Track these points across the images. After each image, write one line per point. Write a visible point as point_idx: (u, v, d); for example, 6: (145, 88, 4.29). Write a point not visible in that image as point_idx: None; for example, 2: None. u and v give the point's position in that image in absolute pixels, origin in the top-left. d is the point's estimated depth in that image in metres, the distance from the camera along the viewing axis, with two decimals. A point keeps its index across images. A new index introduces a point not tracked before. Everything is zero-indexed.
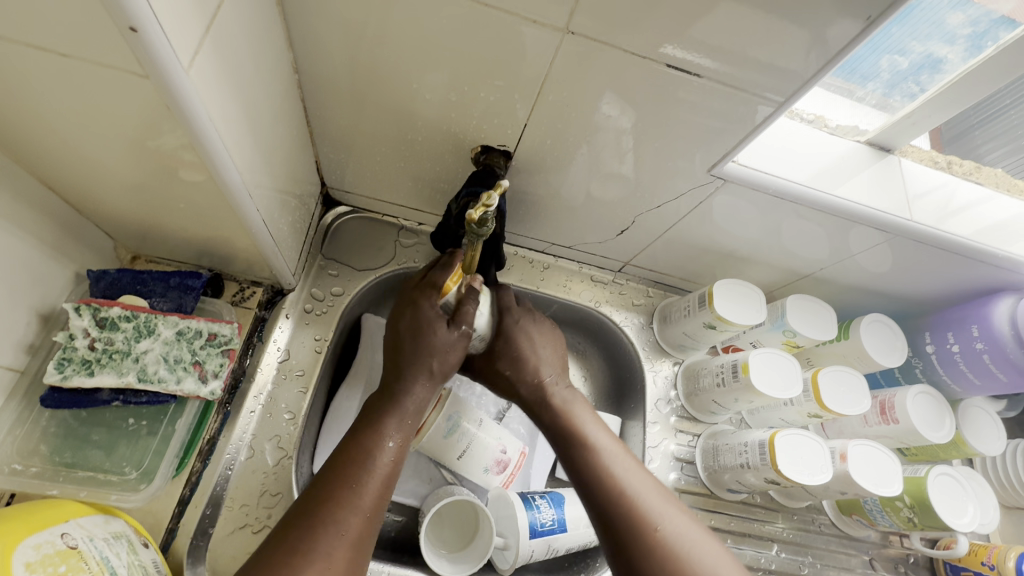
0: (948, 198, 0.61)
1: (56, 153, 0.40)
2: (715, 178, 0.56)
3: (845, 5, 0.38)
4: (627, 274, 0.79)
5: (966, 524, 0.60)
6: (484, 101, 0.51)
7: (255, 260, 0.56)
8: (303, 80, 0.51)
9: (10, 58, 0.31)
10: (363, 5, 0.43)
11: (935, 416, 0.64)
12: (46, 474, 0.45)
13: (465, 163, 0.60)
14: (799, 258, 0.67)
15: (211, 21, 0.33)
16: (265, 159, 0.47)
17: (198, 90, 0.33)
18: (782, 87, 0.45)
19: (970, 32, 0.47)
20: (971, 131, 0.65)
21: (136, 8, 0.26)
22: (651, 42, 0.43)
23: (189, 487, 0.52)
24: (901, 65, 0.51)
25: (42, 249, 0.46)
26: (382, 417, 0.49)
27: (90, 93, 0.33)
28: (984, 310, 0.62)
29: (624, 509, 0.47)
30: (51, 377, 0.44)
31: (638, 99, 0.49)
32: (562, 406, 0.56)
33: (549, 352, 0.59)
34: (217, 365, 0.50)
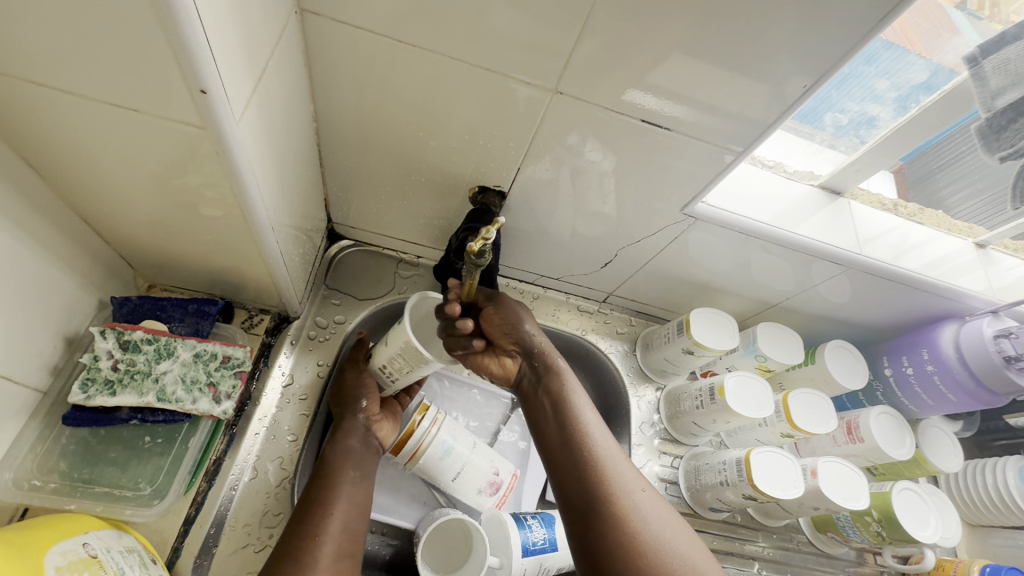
0: (899, 240, 0.68)
1: (100, 191, 0.45)
2: (687, 217, 0.63)
3: (792, 69, 0.46)
4: (611, 305, 0.84)
5: (930, 535, 0.65)
6: (482, 148, 0.57)
7: (266, 289, 0.60)
8: (320, 127, 0.57)
9: (85, 111, 0.36)
10: (380, 65, 0.49)
11: (896, 435, 0.70)
12: (64, 490, 0.48)
13: (463, 201, 0.65)
14: (767, 289, 0.73)
15: (256, 83, 0.39)
16: (285, 197, 0.52)
17: (244, 139, 0.39)
18: (742, 138, 0.52)
19: (896, 95, 0.55)
20: (933, 174, 0.66)
21: (208, 75, 0.32)
22: (629, 99, 0.50)
23: (195, 506, 0.54)
24: (842, 121, 0.59)
25: (73, 277, 0.50)
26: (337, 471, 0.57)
27: (148, 141, 0.38)
28: (933, 336, 0.69)
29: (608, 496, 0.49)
30: (75, 397, 0.48)
31: (618, 147, 0.55)
32: (561, 393, 0.57)
33: (541, 338, 0.60)
34: (231, 386, 0.54)
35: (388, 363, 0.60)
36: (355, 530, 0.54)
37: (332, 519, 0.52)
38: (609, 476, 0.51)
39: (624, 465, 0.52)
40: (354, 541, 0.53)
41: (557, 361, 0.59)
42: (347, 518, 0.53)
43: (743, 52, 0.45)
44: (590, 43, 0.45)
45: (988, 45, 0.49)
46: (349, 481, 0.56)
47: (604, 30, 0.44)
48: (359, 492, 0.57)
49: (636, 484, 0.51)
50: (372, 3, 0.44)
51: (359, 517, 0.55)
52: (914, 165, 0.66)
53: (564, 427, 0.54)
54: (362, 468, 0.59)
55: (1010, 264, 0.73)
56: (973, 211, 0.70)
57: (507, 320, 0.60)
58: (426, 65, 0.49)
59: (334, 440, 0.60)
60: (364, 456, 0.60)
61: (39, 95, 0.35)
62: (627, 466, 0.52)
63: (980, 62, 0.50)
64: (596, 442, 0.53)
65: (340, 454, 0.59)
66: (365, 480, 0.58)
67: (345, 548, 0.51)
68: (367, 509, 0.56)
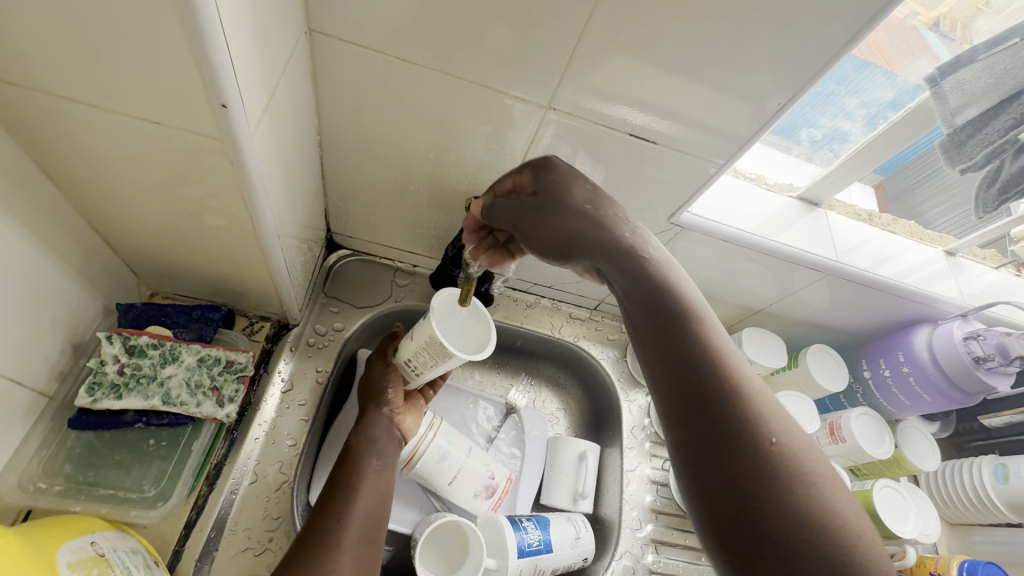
0: (877, 251, 0.72)
1: (111, 200, 0.47)
2: (673, 226, 0.66)
3: (769, 85, 0.49)
4: (602, 311, 0.87)
5: (909, 531, 0.67)
6: (479, 160, 0.60)
7: (268, 297, 0.62)
8: (323, 140, 0.59)
9: (107, 124, 0.38)
10: (382, 81, 0.52)
11: (876, 434, 0.73)
12: (69, 492, 0.49)
13: (460, 211, 0.68)
14: (751, 296, 0.77)
15: (269, 99, 0.41)
16: (290, 206, 0.54)
17: (257, 150, 0.41)
18: (724, 151, 0.56)
19: (865, 112, 0.59)
20: (912, 189, 0.70)
21: (229, 91, 0.34)
22: (617, 115, 0.53)
23: (196, 510, 0.54)
24: (817, 137, 0.63)
25: (81, 283, 0.52)
26: (359, 460, 0.59)
27: (164, 151, 0.40)
28: (907, 339, 0.73)
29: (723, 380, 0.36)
30: (82, 400, 0.49)
31: (608, 160, 0.59)
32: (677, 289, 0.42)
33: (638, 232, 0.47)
34: (234, 390, 0.56)
35: (413, 356, 0.61)
36: (377, 516, 0.57)
37: (356, 506, 0.55)
38: (755, 414, 0.35)
39: (775, 408, 0.36)
40: (376, 526, 0.55)
41: (674, 280, 0.42)
42: (370, 505, 0.56)
43: (724, 71, 0.49)
44: (581, 62, 0.49)
45: (947, 67, 0.52)
46: (372, 470, 0.59)
47: (595, 51, 0.48)
48: (382, 481, 0.59)
49: (785, 416, 0.36)
50: (377, 25, 0.47)
51: (382, 504, 0.58)
52: (893, 182, 0.71)
53: (701, 356, 0.38)
54: (385, 458, 0.61)
55: (979, 271, 0.77)
56: (950, 223, 0.74)
57: (546, 219, 0.48)
58: (427, 82, 0.52)
59: (358, 430, 0.62)
60: (387, 446, 0.62)
61: (65, 108, 0.37)
62: (778, 408, 0.36)
63: (939, 82, 0.52)
64: (732, 365, 0.37)
65: (364, 444, 0.61)
66: (387, 469, 0.60)
67: (367, 533, 0.54)
68: (389, 497, 0.59)
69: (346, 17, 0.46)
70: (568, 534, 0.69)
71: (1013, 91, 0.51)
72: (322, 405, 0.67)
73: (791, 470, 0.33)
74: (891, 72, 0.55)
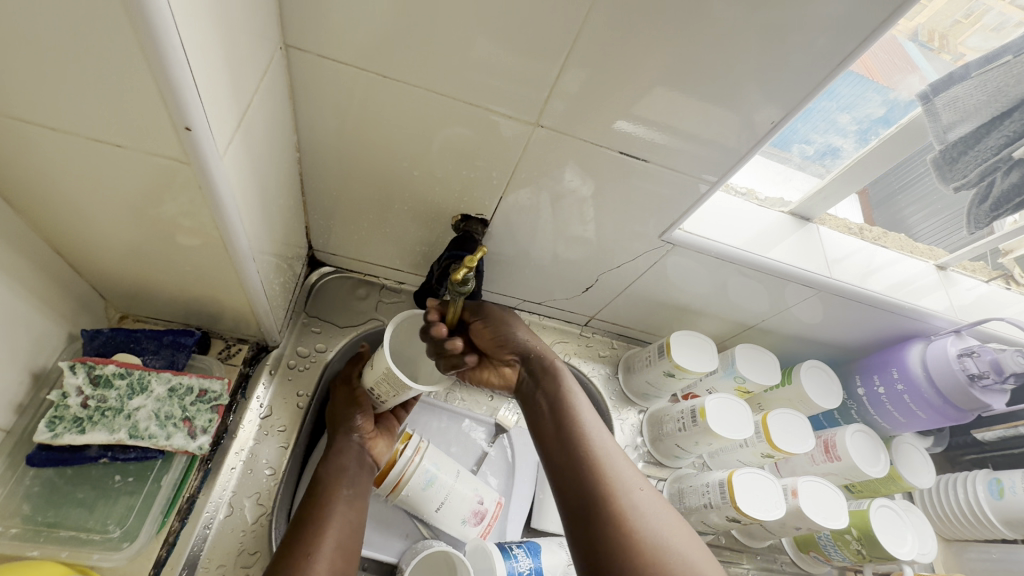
0: (866, 261, 0.71)
1: (72, 222, 0.44)
2: (665, 243, 0.64)
3: (763, 98, 0.48)
4: (593, 328, 0.85)
5: (907, 552, 0.66)
6: (465, 177, 0.58)
7: (244, 319, 0.59)
8: (303, 156, 0.57)
9: (65, 146, 0.36)
10: (362, 98, 0.50)
11: (871, 452, 0.72)
12: (27, 535, 0.46)
13: (445, 229, 0.66)
14: (745, 311, 0.75)
15: (240, 120, 0.39)
16: (267, 227, 0.52)
17: (227, 172, 0.39)
18: (716, 168, 0.55)
19: (857, 128, 0.58)
20: (894, 196, 0.71)
21: (194, 114, 0.32)
22: (606, 130, 0.52)
23: (166, 548, 0.51)
24: (809, 152, 0.62)
25: (43, 310, 0.49)
26: (330, 498, 0.58)
27: (128, 174, 0.38)
28: (901, 355, 0.72)
29: (565, 430, 0.55)
30: (41, 436, 0.47)
31: (596, 175, 0.57)
32: (542, 359, 0.62)
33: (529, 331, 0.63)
34: (206, 421, 0.53)
35: (375, 386, 0.59)
36: (348, 547, 0.56)
37: (326, 538, 0.54)
38: (605, 476, 0.51)
39: (624, 466, 0.53)
40: (348, 558, 0.55)
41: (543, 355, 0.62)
42: (340, 536, 0.55)
43: (715, 85, 0.47)
44: (570, 76, 0.47)
45: (939, 83, 0.51)
46: (342, 499, 0.58)
47: (585, 64, 0.46)
48: (353, 510, 0.58)
49: (631, 473, 0.53)
50: (356, 39, 0.45)
51: (354, 535, 0.57)
52: (877, 186, 0.70)
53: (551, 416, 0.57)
54: (354, 486, 0.60)
55: (969, 284, 0.77)
56: (930, 231, 0.74)
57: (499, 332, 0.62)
58: (410, 97, 0.50)
59: (327, 460, 0.61)
60: (358, 474, 0.61)
61: (20, 131, 0.35)
62: (626, 465, 0.53)
63: (931, 98, 0.52)
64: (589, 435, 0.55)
65: (333, 474, 0.60)
66: (358, 498, 0.59)
67: (338, 566, 0.54)
68: (360, 527, 0.58)
69: (325, 31, 0.44)
70: (561, 560, 0.67)
71: (1005, 109, 0.50)
72: (302, 430, 0.64)
73: (629, 525, 0.48)
74: (883, 88, 0.54)
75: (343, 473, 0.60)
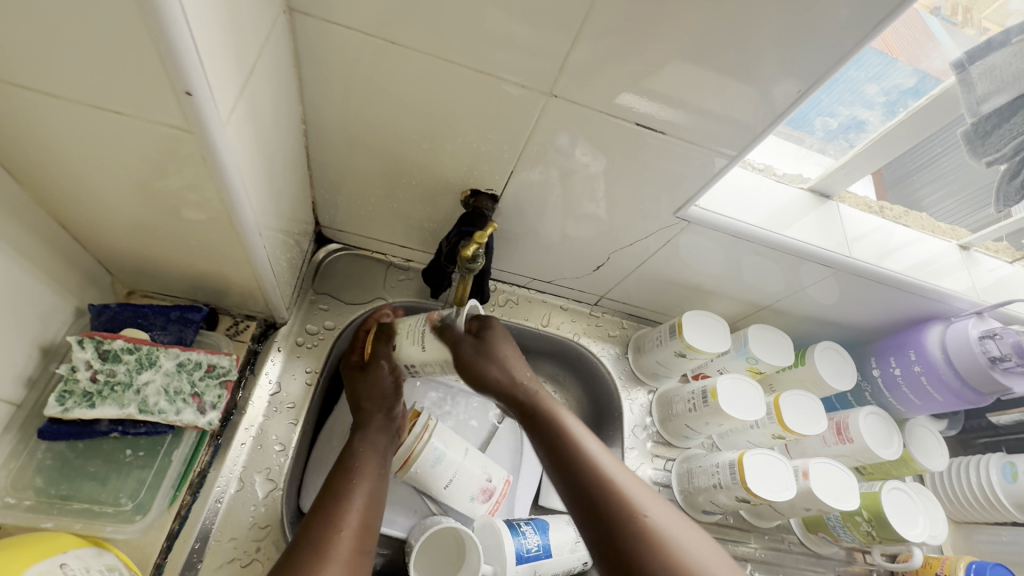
0: (885, 240, 0.69)
1: (74, 194, 0.43)
2: (680, 220, 0.63)
3: (787, 68, 0.46)
4: (603, 307, 0.84)
5: (917, 535, 0.66)
6: (475, 151, 0.56)
7: (252, 295, 0.58)
8: (309, 129, 0.56)
9: (64, 114, 0.34)
10: (368, 66, 0.48)
11: (884, 434, 0.71)
12: (40, 507, 0.46)
13: (454, 206, 0.65)
14: (759, 292, 0.74)
15: (242, 87, 0.37)
16: (273, 200, 0.51)
17: (230, 142, 0.38)
18: (736, 142, 0.52)
19: (885, 100, 0.56)
20: (910, 176, 0.70)
21: (194, 77, 0.31)
22: (621, 103, 0.50)
23: (178, 520, 0.52)
24: (832, 126, 0.60)
25: (48, 283, 0.48)
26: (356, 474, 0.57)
27: (128, 143, 0.37)
28: (919, 337, 0.71)
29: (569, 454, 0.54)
30: (52, 409, 0.46)
31: (610, 149, 0.55)
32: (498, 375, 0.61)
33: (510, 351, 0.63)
34: (216, 397, 0.53)
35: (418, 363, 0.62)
36: (370, 523, 0.55)
37: (352, 509, 0.54)
38: (626, 499, 0.50)
39: (637, 486, 0.51)
40: (371, 532, 0.54)
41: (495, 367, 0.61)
42: (366, 513, 0.55)
43: (737, 54, 0.45)
44: (586, 44, 0.45)
45: (976, 50, 0.49)
46: (369, 475, 0.58)
47: (601, 31, 0.44)
48: (375, 487, 0.58)
49: (649, 496, 0.50)
50: (361, 3, 0.43)
51: (375, 512, 0.56)
52: (893, 167, 0.69)
53: (554, 436, 0.56)
54: (383, 464, 0.60)
55: (992, 265, 0.74)
56: (949, 211, 0.73)
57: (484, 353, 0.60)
58: (417, 65, 0.48)
59: (359, 434, 0.62)
60: (386, 451, 0.62)
61: (17, 97, 0.33)
62: (643, 490, 0.51)
63: (966, 67, 0.49)
64: (593, 457, 0.53)
65: (364, 447, 0.60)
66: (383, 475, 0.59)
67: (359, 542, 0.52)
68: (382, 504, 0.58)
69: None
70: (568, 538, 0.67)
71: None
72: (312, 406, 0.64)
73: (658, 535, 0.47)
74: (905, 61, 0.53)
75: (370, 450, 0.60)
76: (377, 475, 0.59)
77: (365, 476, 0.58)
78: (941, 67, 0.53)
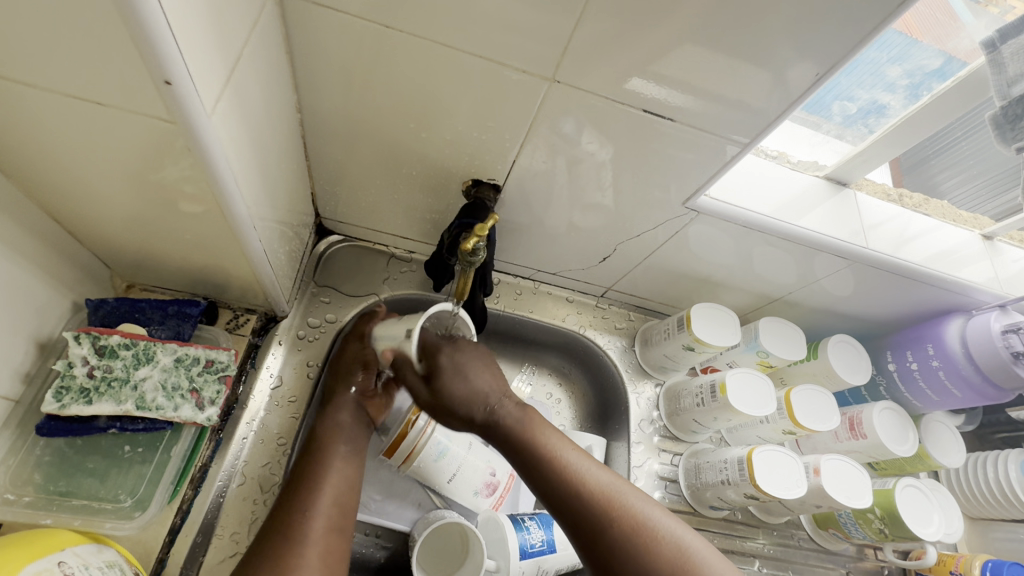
0: (903, 229, 0.66)
1: (64, 188, 0.42)
2: (689, 210, 0.60)
3: (802, 52, 0.43)
4: (610, 299, 0.83)
5: (932, 533, 0.64)
6: (476, 140, 0.55)
7: (251, 289, 0.58)
8: (305, 118, 0.54)
9: (44, 105, 0.33)
10: (363, 52, 0.46)
11: (899, 431, 0.68)
12: (39, 504, 0.46)
13: (455, 196, 0.63)
14: (770, 284, 0.72)
15: (229, 75, 0.36)
16: (268, 193, 0.49)
17: (217, 134, 0.36)
18: (748, 129, 0.50)
19: (907, 83, 0.54)
20: (928, 160, 0.68)
21: (174, 65, 0.29)
22: (626, 89, 0.48)
23: (180, 515, 0.52)
24: (851, 110, 0.58)
25: (44, 279, 0.48)
26: (325, 454, 0.56)
27: (113, 136, 0.36)
28: (938, 331, 0.68)
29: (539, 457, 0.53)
30: (48, 406, 0.46)
31: (617, 137, 0.53)
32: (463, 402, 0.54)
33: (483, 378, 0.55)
34: (214, 392, 0.53)
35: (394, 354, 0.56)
36: (344, 503, 0.53)
37: (322, 493, 0.52)
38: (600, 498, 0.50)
39: (614, 480, 0.52)
40: (344, 515, 0.52)
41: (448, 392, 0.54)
42: (337, 493, 0.53)
43: (750, 37, 0.42)
44: (589, 27, 0.43)
45: (1009, 29, 0.45)
46: (339, 456, 0.56)
47: (605, 13, 0.42)
48: (349, 467, 0.56)
49: (627, 491, 0.51)
50: None
51: (350, 492, 0.55)
52: (910, 153, 0.68)
53: (523, 443, 0.54)
54: (353, 443, 0.58)
55: (1016, 255, 0.71)
56: (967, 198, 0.71)
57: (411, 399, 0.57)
58: (413, 50, 0.46)
59: (324, 414, 0.59)
60: (356, 430, 0.59)
61: None
62: (620, 489, 0.51)
63: (998, 46, 0.46)
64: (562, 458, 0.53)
65: (331, 426, 0.58)
66: (356, 453, 0.58)
67: (333, 523, 0.51)
68: (357, 483, 0.56)
69: None
70: None
71: None
72: (313, 400, 0.64)
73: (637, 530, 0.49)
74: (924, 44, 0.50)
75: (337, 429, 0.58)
76: (348, 455, 0.57)
77: (335, 456, 0.56)
78: (967, 48, 0.50)
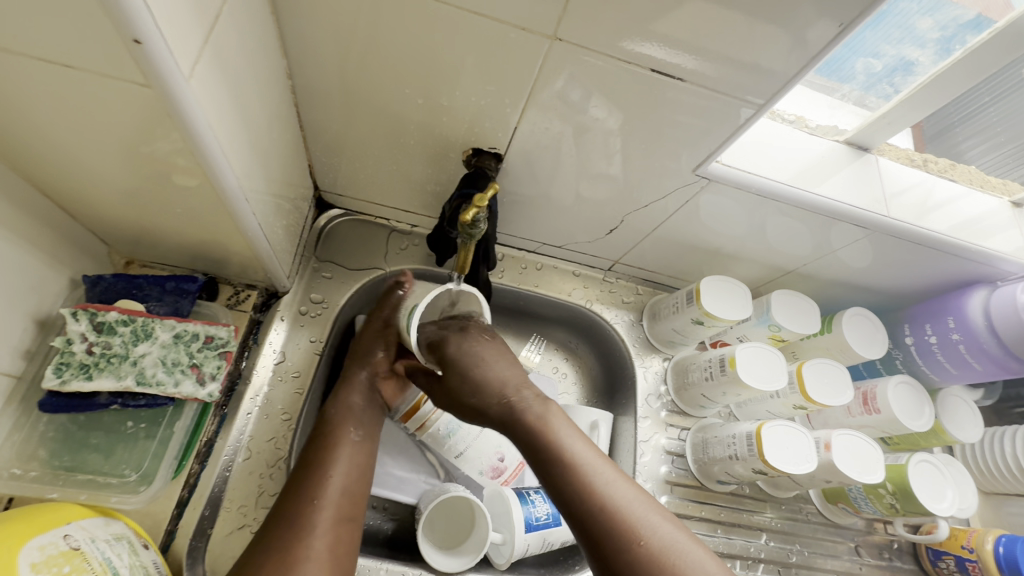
0: (926, 196, 0.63)
1: (50, 163, 0.41)
2: (699, 178, 0.58)
3: (823, 7, 0.40)
4: (617, 273, 0.81)
5: (945, 508, 0.63)
6: (475, 106, 0.52)
7: (250, 264, 0.57)
8: (296, 85, 0.52)
9: (15, 72, 0.32)
10: (351, 12, 0.44)
11: (915, 405, 0.67)
12: (46, 478, 0.47)
13: (456, 167, 0.61)
14: (783, 256, 0.69)
15: (207, 35, 0.34)
16: (259, 164, 0.48)
17: (197, 99, 0.34)
18: (763, 90, 0.47)
19: (938, 36, 0.50)
20: (951, 129, 0.64)
21: (141, 21, 0.28)
22: (632, 49, 0.45)
23: (188, 488, 0.53)
24: (876, 68, 0.54)
25: (38, 255, 0.47)
26: (333, 442, 0.55)
27: (91, 105, 0.34)
28: (960, 302, 0.66)
29: (559, 461, 0.50)
30: (49, 382, 0.46)
31: (623, 103, 0.50)
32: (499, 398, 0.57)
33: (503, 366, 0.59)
34: (215, 368, 0.53)
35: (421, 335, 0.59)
36: (356, 491, 0.53)
37: (332, 483, 0.52)
38: (619, 517, 0.46)
39: (635, 499, 0.48)
40: (354, 503, 0.52)
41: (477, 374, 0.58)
42: (348, 480, 0.53)
43: None
44: None
45: None
46: (350, 441, 0.56)
47: None
48: (360, 454, 0.56)
49: (651, 515, 0.46)
50: None
51: (362, 480, 0.54)
52: (933, 120, 0.64)
53: (546, 444, 0.52)
54: (363, 429, 0.58)
55: None
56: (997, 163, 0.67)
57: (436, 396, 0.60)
58: (405, 9, 0.43)
59: (336, 397, 0.59)
60: (366, 413, 0.59)
61: None
62: (644, 507, 0.47)
63: None
64: (583, 470, 0.49)
65: (342, 412, 0.58)
66: (367, 440, 0.57)
67: (343, 511, 0.51)
68: (369, 471, 0.56)
69: None
70: None
71: None
72: (317, 376, 0.64)
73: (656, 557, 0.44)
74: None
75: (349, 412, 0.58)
76: (357, 444, 0.56)
77: (342, 445, 0.55)
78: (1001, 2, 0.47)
